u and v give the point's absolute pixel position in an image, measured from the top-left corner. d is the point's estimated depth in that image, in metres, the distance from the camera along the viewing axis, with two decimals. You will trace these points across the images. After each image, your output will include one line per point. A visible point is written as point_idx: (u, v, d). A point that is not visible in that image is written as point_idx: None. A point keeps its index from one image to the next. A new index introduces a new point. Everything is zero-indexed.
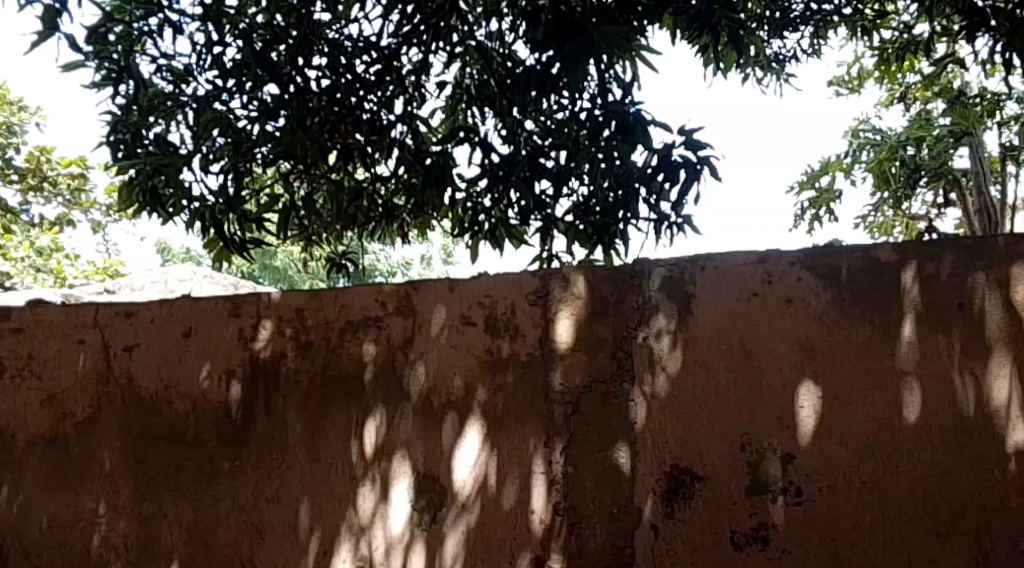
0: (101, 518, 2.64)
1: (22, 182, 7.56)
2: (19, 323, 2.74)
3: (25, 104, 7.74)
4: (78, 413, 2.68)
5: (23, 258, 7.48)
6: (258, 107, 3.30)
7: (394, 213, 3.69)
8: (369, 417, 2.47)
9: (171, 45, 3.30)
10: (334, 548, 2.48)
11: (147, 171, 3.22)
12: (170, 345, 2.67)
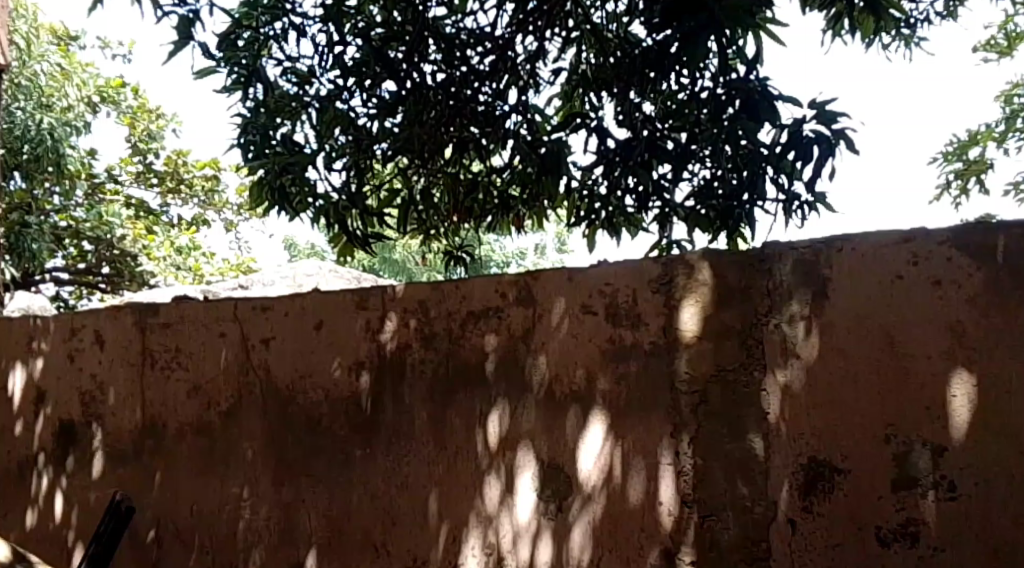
0: (245, 501, 2.96)
1: (161, 185, 8.10)
2: (168, 318, 3.17)
3: (163, 111, 8.18)
4: (222, 402, 3.03)
5: (164, 257, 7.76)
6: (377, 104, 3.39)
7: (510, 204, 3.70)
8: (492, 408, 2.50)
9: (295, 48, 3.42)
10: (463, 535, 2.54)
11: (274, 170, 3.36)
12: (302, 337, 2.89)
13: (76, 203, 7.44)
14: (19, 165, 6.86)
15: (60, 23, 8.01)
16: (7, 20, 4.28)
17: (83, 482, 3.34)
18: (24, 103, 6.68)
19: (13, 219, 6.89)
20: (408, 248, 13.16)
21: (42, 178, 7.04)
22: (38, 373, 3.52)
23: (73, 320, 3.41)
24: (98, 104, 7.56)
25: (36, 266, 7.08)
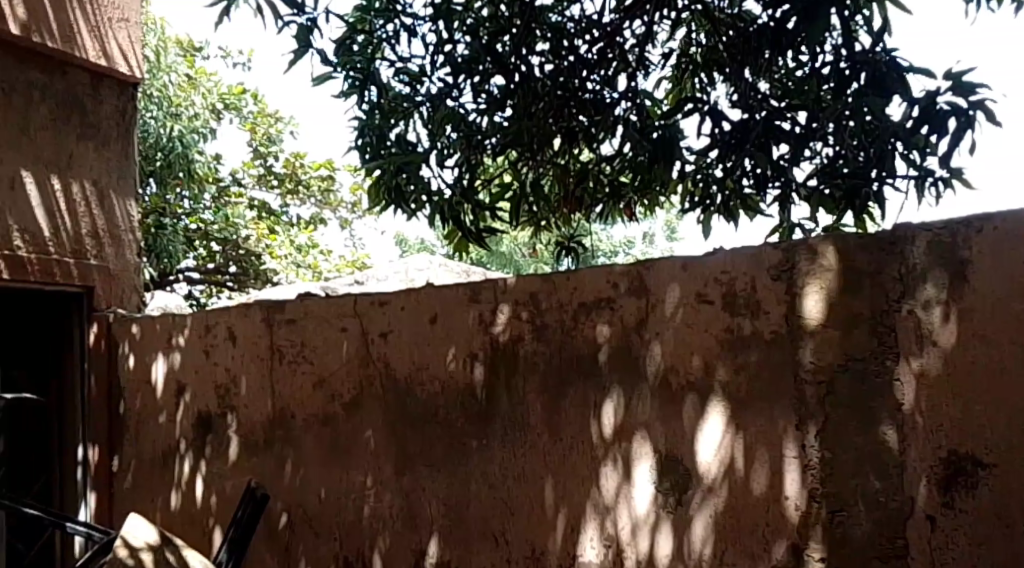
0: (370, 489, 3.07)
1: (281, 187, 8.43)
2: (294, 315, 3.30)
3: (280, 114, 8.45)
4: (345, 394, 3.15)
5: (287, 255, 8.00)
6: (486, 99, 3.44)
7: (620, 191, 3.67)
8: (607, 399, 2.50)
9: (406, 49, 3.56)
10: (581, 525, 2.55)
11: (390, 170, 3.49)
12: (418, 330, 2.96)
13: (205, 205, 7.84)
14: (153, 170, 7.28)
15: (184, 35, 8.37)
16: (140, 36, 4.55)
17: (218, 471, 3.53)
18: (155, 113, 7.07)
19: (150, 221, 7.28)
20: (515, 238, 13.36)
21: (174, 184, 7.41)
22: (177, 365, 3.70)
23: (206, 318, 3.58)
24: (222, 111, 7.87)
25: (168, 265, 7.39)
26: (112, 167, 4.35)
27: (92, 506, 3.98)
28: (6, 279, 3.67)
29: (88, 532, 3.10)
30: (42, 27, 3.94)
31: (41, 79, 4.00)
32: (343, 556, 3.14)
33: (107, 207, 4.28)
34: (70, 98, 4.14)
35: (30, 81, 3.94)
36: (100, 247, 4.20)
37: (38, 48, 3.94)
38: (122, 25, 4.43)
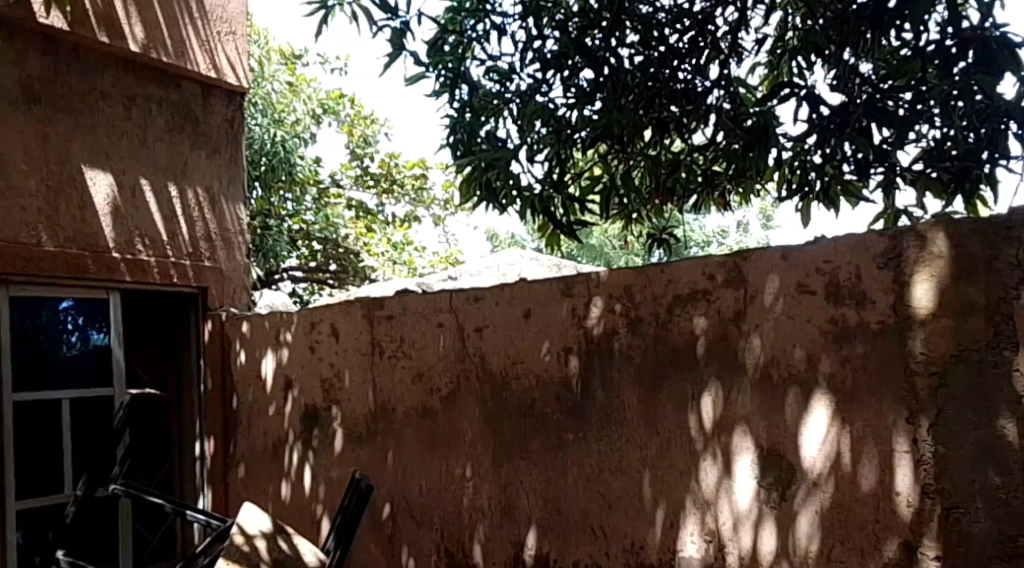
0: (469, 481, 3.13)
1: (377, 187, 8.57)
2: (393, 311, 3.39)
3: (376, 116, 8.61)
4: (443, 387, 3.22)
5: (384, 252, 8.34)
6: (575, 93, 3.45)
7: (715, 180, 3.61)
8: (705, 392, 2.48)
9: (497, 47, 3.59)
10: (681, 520, 2.54)
11: (481, 166, 3.51)
12: (514, 324, 3.00)
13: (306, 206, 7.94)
14: (258, 175, 7.43)
15: (287, 45, 8.65)
16: (246, 48, 4.74)
17: (324, 462, 3.65)
18: (261, 119, 7.32)
19: (257, 223, 7.46)
20: (605, 232, 13.37)
21: (278, 187, 7.57)
22: (284, 360, 3.84)
23: (310, 315, 3.69)
24: (321, 116, 8.19)
25: (274, 263, 7.62)
26: (222, 173, 4.53)
27: (209, 498, 4.16)
28: (128, 280, 3.93)
29: (206, 521, 3.25)
30: (157, 43, 4.15)
31: (157, 92, 4.21)
32: (444, 547, 3.21)
33: (219, 211, 4.47)
34: (183, 109, 4.34)
35: (146, 94, 4.16)
36: (214, 250, 4.39)
37: (154, 63, 4.16)
38: (231, 38, 4.61)
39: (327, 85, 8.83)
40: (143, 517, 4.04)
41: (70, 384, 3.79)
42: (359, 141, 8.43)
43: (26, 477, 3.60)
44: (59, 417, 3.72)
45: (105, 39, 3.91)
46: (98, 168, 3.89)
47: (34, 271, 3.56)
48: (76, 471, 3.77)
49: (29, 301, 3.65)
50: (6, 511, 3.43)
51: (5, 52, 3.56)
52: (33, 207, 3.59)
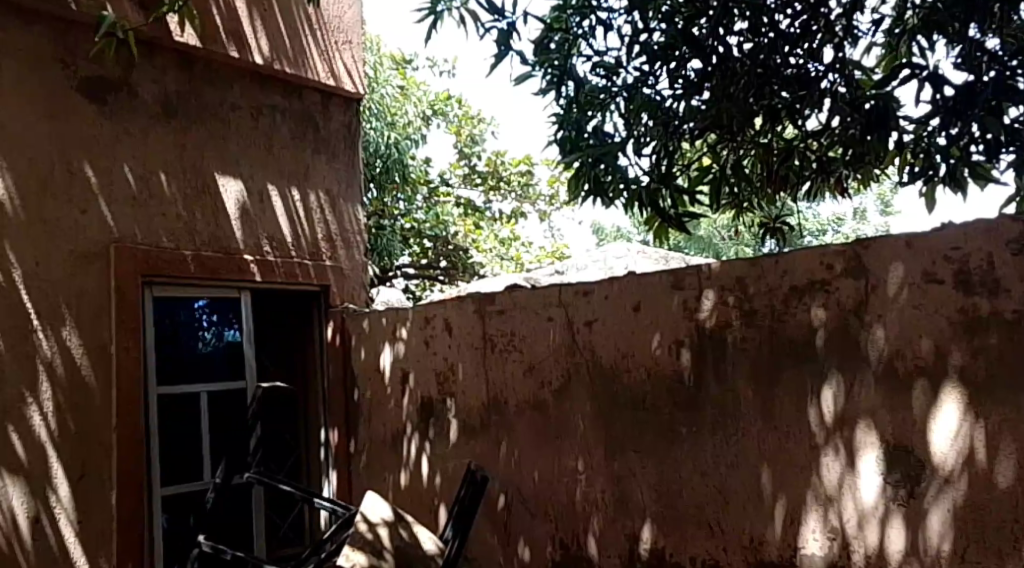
0: (582, 474, 3.15)
1: (484, 185, 8.66)
2: (504, 306, 3.45)
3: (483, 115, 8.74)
4: (553, 381, 3.25)
5: (491, 248, 8.68)
6: (683, 84, 3.41)
7: (831, 166, 3.54)
8: (825, 385, 2.42)
9: (603, 42, 3.59)
10: (802, 517, 2.49)
11: (587, 161, 3.53)
12: (625, 318, 3.01)
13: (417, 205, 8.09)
14: (373, 177, 7.66)
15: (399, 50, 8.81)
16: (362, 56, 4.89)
17: (441, 453, 3.73)
18: (376, 124, 7.52)
19: (372, 223, 7.73)
20: (713, 223, 13.24)
21: (392, 188, 7.75)
22: (401, 354, 3.95)
23: (425, 311, 3.79)
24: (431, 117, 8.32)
25: (387, 262, 7.89)
26: (341, 176, 4.68)
27: (333, 485, 4.30)
28: (257, 280, 4.12)
29: (332, 507, 3.41)
30: (281, 55, 4.33)
31: (280, 101, 4.38)
32: (558, 539, 3.24)
33: (339, 212, 4.63)
34: (305, 117, 4.50)
35: (271, 104, 4.33)
36: (334, 250, 4.55)
37: (280, 75, 4.34)
38: (347, 47, 4.78)
39: (436, 86, 8.97)
40: (275, 503, 4.19)
41: (207, 378, 3.99)
42: (467, 140, 8.55)
43: (167, 467, 3.79)
44: (198, 409, 3.92)
45: (233, 53, 4.10)
46: (229, 175, 4.10)
47: (173, 273, 3.78)
48: (214, 460, 3.95)
49: (167, 301, 3.87)
50: (153, 499, 3.65)
51: (145, 70, 3.82)
52: (173, 212, 3.85)
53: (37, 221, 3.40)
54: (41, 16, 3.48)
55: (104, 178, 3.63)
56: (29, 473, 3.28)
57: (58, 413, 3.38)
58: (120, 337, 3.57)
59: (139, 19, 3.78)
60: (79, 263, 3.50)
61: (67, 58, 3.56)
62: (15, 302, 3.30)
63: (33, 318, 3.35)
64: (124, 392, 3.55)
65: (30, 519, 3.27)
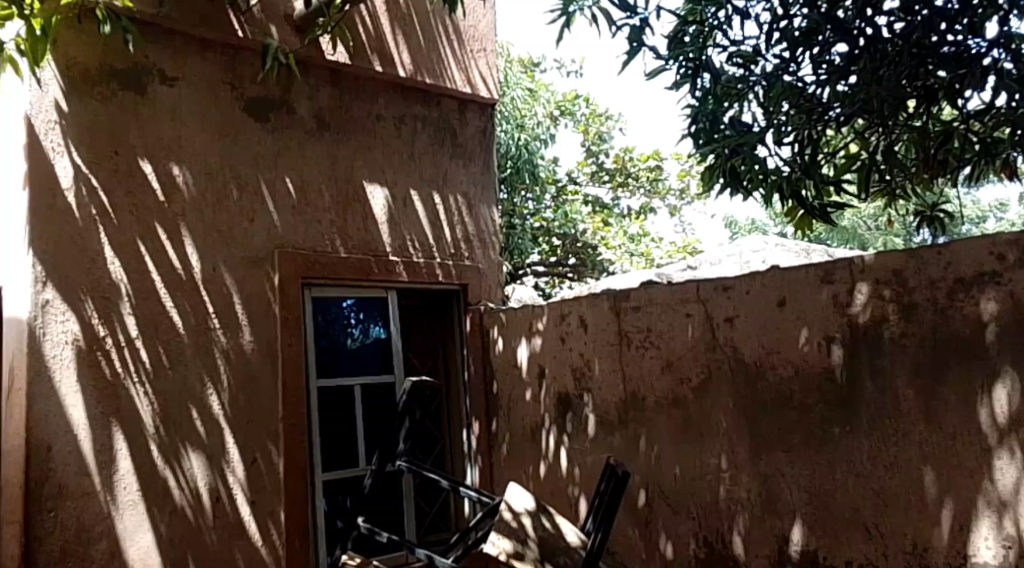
0: (724, 473, 3.06)
1: (612, 181, 8.68)
2: (639, 302, 3.41)
3: (610, 113, 8.68)
4: (693, 377, 3.18)
5: (621, 245, 8.36)
6: (827, 69, 3.30)
7: (997, 148, 3.27)
8: (997, 382, 2.32)
9: (739, 32, 3.53)
10: (972, 522, 2.39)
11: (724, 153, 3.44)
12: (768, 312, 2.91)
13: (546, 204, 8.16)
14: (505, 179, 7.67)
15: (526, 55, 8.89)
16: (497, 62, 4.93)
17: (580, 445, 3.71)
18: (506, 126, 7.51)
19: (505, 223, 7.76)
20: (858, 212, 12.59)
21: (522, 188, 7.79)
22: (537, 349, 3.97)
23: (561, 307, 3.80)
24: (559, 117, 8.36)
25: (520, 259, 8.00)
26: (477, 179, 4.74)
27: (477, 472, 4.33)
28: (404, 280, 4.30)
29: (478, 496, 3.46)
30: (422, 66, 4.50)
31: (421, 110, 4.54)
32: (702, 536, 3.16)
33: (476, 214, 4.69)
34: (443, 124, 4.62)
35: (413, 114, 4.50)
36: (472, 249, 4.62)
37: (419, 85, 4.50)
38: (482, 54, 4.83)
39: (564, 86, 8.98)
40: (422, 492, 4.35)
41: (360, 371, 4.19)
42: (593, 138, 8.57)
43: (329, 452, 4.05)
44: (353, 401, 4.14)
45: (379, 67, 4.33)
46: (377, 182, 4.31)
47: (330, 274, 4.06)
48: (369, 448, 4.16)
49: (325, 301, 4.13)
50: (316, 482, 3.92)
51: (301, 88, 4.12)
52: (328, 220, 4.11)
53: (213, 230, 3.77)
54: (215, 45, 3.89)
55: (271, 189, 3.96)
56: (210, 453, 3.64)
57: (232, 395, 3.72)
58: (285, 334, 3.88)
59: (297, 42, 4.11)
60: (249, 266, 3.85)
61: (234, 81, 3.93)
62: (197, 302, 3.69)
63: (212, 316, 3.72)
64: (289, 384, 3.86)
65: (211, 497, 3.62)
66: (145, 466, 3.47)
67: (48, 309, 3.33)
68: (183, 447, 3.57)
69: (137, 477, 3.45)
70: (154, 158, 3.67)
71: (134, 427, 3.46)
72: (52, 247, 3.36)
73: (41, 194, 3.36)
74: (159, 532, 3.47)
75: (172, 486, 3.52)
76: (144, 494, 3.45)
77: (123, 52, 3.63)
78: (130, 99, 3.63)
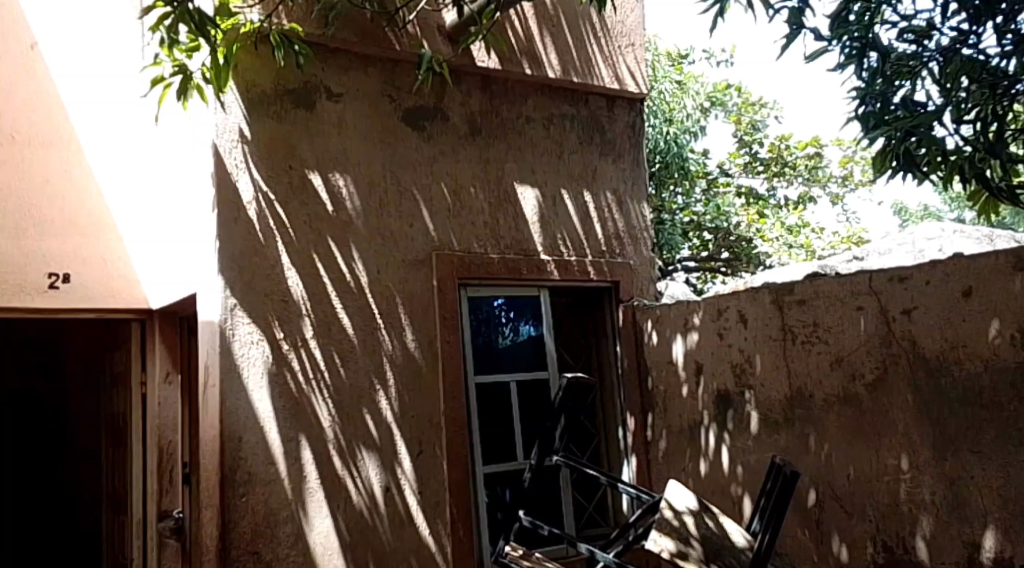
0: (905, 474, 2.90)
1: (766, 171, 8.44)
2: (804, 295, 3.28)
3: (765, 100, 8.55)
4: (866, 373, 3.03)
5: (777, 237, 7.98)
6: (1013, 39, 3.12)
7: None
8: None
9: (911, 7, 3.41)
10: None
11: (896, 136, 3.21)
12: (952, 303, 2.74)
13: (695, 200, 8.04)
14: (653, 174, 7.63)
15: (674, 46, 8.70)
16: (645, 56, 4.83)
17: (743, 445, 3.60)
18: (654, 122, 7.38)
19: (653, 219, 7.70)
20: None
21: (669, 183, 7.71)
22: (695, 345, 3.87)
23: (718, 302, 3.70)
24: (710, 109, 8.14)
25: (670, 255, 7.83)
26: (627, 175, 4.67)
27: (633, 468, 4.27)
28: (556, 278, 4.31)
29: (636, 493, 3.41)
30: (570, 65, 4.50)
31: (570, 109, 4.53)
32: (880, 540, 2.99)
33: (627, 211, 4.62)
34: (592, 122, 4.60)
35: (561, 113, 4.50)
36: (623, 246, 4.57)
37: (568, 84, 4.50)
38: (629, 50, 4.75)
39: (714, 76, 8.81)
40: (580, 486, 4.36)
41: (517, 367, 4.23)
42: (747, 127, 8.41)
43: (489, 446, 4.11)
44: (510, 397, 4.18)
45: (529, 70, 4.37)
46: (526, 184, 4.33)
47: (484, 273, 4.12)
48: (527, 442, 4.18)
49: (480, 299, 4.20)
50: (476, 475, 3.99)
51: (454, 94, 4.21)
52: (481, 221, 4.17)
53: (376, 234, 3.91)
54: (375, 59, 4.04)
55: (427, 196, 4.06)
56: (379, 445, 3.77)
57: (398, 390, 3.85)
58: (444, 332, 3.97)
59: (449, 51, 4.21)
60: (409, 268, 3.96)
61: (393, 93, 4.06)
62: (363, 303, 3.83)
63: (377, 317, 3.85)
64: (448, 380, 3.94)
65: (382, 488, 3.75)
66: (323, 458, 3.64)
67: (234, 313, 3.55)
68: (355, 440, 3.72)
69: (316, 466, 3.62)
70: (322, 169, 3.84)
71: (312, 419, 3.64)
72: (237, 254, 3.59)
73: (226, 207, 3.59)
74: (336, 521, 3.63)
75: (345, 476, 3.67)
76: (321, 485, 3.62)
77: (295, 73, 3.83)
78: (302, 116, 3.82)
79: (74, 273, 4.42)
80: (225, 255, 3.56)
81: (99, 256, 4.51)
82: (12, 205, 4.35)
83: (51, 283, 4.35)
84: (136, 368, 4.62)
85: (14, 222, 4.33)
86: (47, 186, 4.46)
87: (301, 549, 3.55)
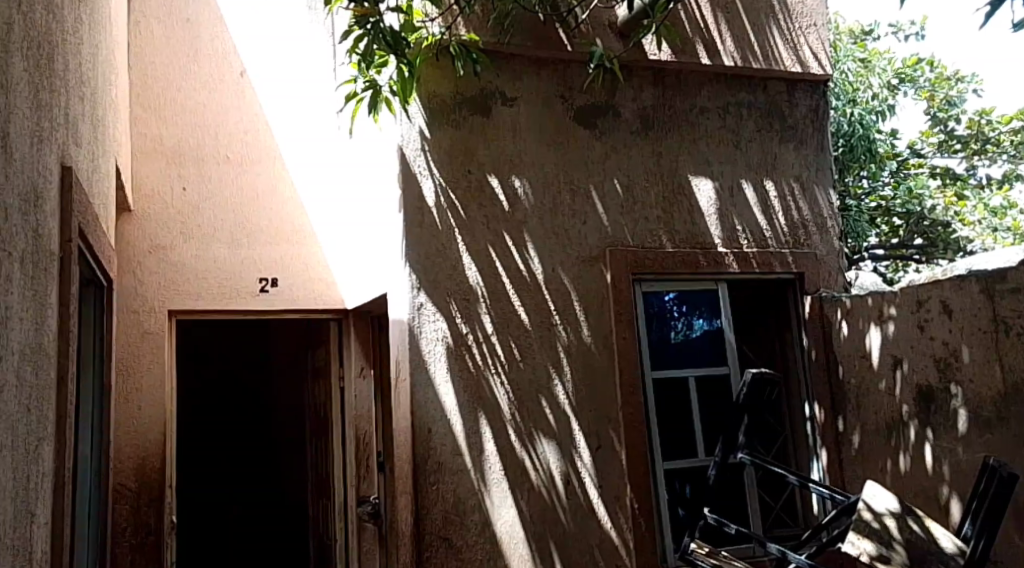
0: None
1: (966, 148, 7.97)
2: (1017, 283, 3.02)
3: (962, 73, 7.99)
4: None
5: (980, 220, 7.67)
6: None
7: None
8: None
9: None
10: None
11: None
12: None
13: (884, 182, 7.64)
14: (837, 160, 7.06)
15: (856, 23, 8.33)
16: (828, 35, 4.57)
17: (949, 443, 3.38)
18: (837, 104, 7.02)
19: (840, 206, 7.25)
20: None
21: (853, 168, 7.14)
22: (891, 337, 3.65)
23: (918, 293, 3.48)
24: (897, 86, 7.58)
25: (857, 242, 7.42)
26: (810, 161, 4.47)
27: (823, 466, 4.09)
28: (735, 270, 4.19)
29: (831, 493, 3.24)
30: (747, 52, 4.36)
31: (747, 97, 4.40)
32: None
33: (812, 198, 4.43)
34: (771, 108, 4.44)
35: (738, 102, 4.38)
36: (808, 235, 4.38)
37: (746, 72, 4.37)
38: (811, 30, 4.52)
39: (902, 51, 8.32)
40: (768, 485, 4.23)
41: (696, 363, 4.14)
42: (942, 103, 7.87)
43: (671, 443, 4.03)
44: (689, 393, 4.10)
45: (705, 60, 4.27)
46: (702, 175, 4.25)
47: (662, 268, 4.07)
48: (710, 439, 4.09)
49: (660, 295, 4.14)
50: (657, 470, 3.94)
51: (626, 90, 4.18)
52: (654, 215, 4.13)
53: (552, 231, 3.95)
54: (548, 62, 4.08)
55: (600, 192, 4.06)
56: (560, 439, 3.82)
57: (576, 385, 3.87)
58: (620, 328, 3.95)
59: (620, 47, 4.17)
60: (584, 264, 3.98)
61: (566, 93, 4.09)
62: (539, 301, 3.88)
63: (554, 314, 3.89)
64: (626, 376, 3.92)
65: (564, 480, 3.79)
66: (508, 450, 3.72)
67: (422, 311, 3.70)
68: (537, 434, 3.78)
69: (501, 458, 3.71)
70: (499, 173, 3.92)
71: (495, 413, 3.74)
72: (423, 256, 3.73)
73: (412, 210, 3.75)
74: (522, 510, 3.71)
75: (529, 469, 3.74)
76: (508, 477, 3.71)
77: (472, 81, 3.92)
78: (479, 122, 3.92)
79: (280, 277, 4.75)
80: (412, 257, 3.72)
81: (300, 260, 4.81)
82: (224, 218, 4.74)
83: (261, 286, 4.70)
84: (334, 363, 4.90)
85: (229, 234, 4.72)
86: (252, 197, 4.82)
87: (489, 538, 3.64)
